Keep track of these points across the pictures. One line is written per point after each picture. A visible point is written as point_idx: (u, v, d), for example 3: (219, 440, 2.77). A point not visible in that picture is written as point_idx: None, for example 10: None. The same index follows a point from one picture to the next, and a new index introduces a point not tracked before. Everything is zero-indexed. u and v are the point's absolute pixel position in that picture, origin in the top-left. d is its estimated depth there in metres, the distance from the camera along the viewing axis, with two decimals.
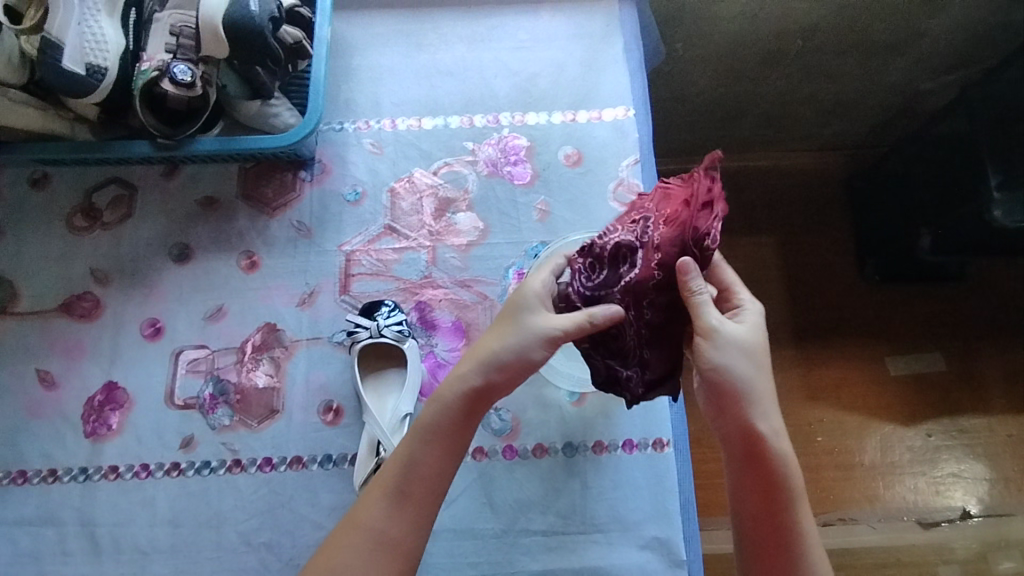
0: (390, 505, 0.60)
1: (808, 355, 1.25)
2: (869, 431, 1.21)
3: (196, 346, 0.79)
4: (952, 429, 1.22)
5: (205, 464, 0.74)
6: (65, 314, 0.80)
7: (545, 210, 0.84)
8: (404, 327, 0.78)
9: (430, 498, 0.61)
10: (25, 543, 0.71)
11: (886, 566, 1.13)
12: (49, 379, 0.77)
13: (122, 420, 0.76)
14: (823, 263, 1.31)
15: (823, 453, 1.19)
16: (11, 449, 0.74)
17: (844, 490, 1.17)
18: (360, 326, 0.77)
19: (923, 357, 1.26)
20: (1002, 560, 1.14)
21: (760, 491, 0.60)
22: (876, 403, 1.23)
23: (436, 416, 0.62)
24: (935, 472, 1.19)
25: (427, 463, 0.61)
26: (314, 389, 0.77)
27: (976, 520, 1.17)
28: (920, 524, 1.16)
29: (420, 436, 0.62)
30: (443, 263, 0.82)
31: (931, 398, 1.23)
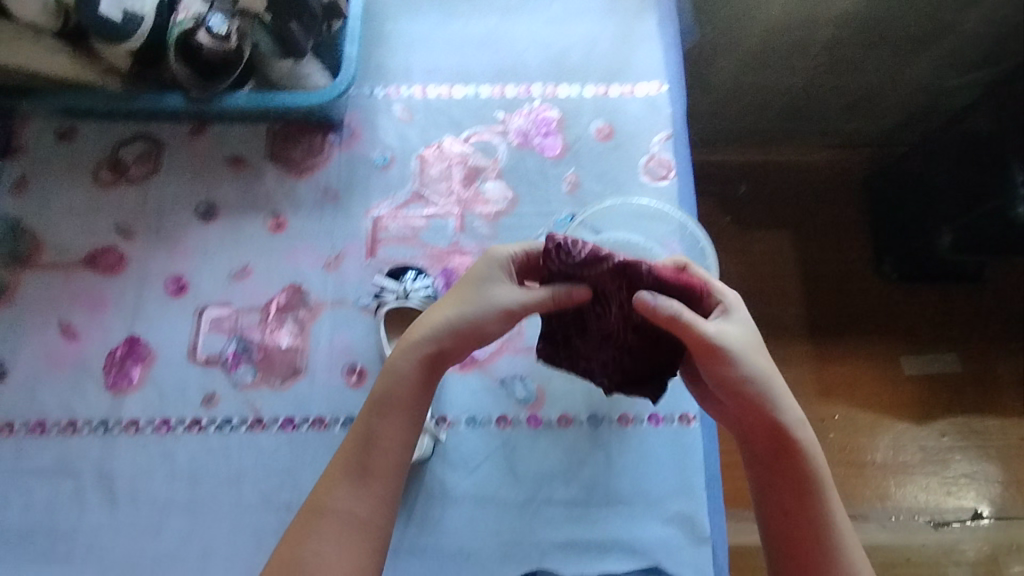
0: (346, 479, 0.59)
1: (823, 350, 1.25)
2: (882, 428, 1.20)
3: (219, 304, 0.78)
4: (965, 429, 1.21)
5: (226, 421, 0.73)
6: (88, 267, 0.79)
7: (575, 183, 0.83)
8: (431, 291, 0.78)
9: (389, 466, 0.60)
10: (42, 493, 0.70)
11: (896, 563, 1.12)
12: (70, 331, 0.76)
13: (143, 374, 0.75)
14: (840, 261, 1.31)
15: (836, 449, 1.18)
16: (29, 398, 0.73)
17: (856, 487, 1.16)
18: (387, 288, 0.78)
19: (937, 358, 1.25)
20: (1015, 563, 1.13)
21: (789, 489, 0.61)
22: (891, 400, 1.22)
23: (401, 394, 0.61)
24: (947, 472, 1.18)
25: (386, 432, 0.60)
26: (338, 352, 0.77)
27: (988, 522, 1.16)
28: (933, 524, 1.15)
29: (377, 408, 0.61)
30: (471, 231, 0.82)
31: (944, 399, 1.22)
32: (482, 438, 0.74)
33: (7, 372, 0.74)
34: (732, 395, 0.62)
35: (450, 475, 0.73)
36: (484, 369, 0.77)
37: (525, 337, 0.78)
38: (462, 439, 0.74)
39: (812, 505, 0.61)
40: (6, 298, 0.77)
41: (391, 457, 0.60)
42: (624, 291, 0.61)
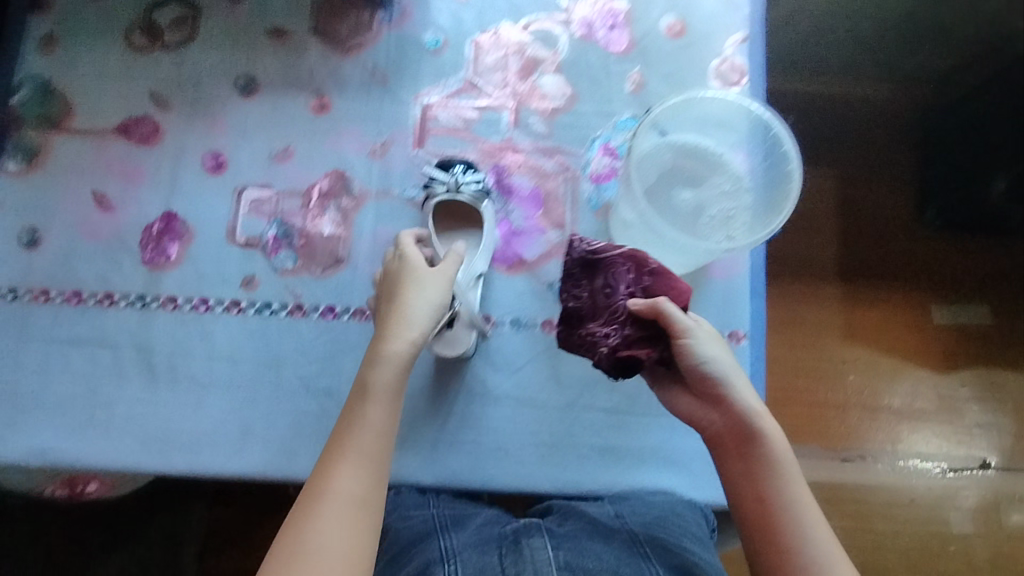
0: (338, 485, 0.49)
1: (853, 293, 1.09)
2: (902, 375, 1.06)
3: (259, 185, 0.75)
4: (986, 381, 1.07)
5: (266, 305, 0.72)
6: (122, 136, 0.75)
7: (639, 82, 0.78)
8: (484, 187, 0.72)
9: (383, 465, 0.51)
10: (80, 362, 0.69)
11: (895, 509, 1.03)
12: (104, 202, 0.73)
13: (181, 251, 0.73)
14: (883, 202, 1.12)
15: (852, 393, 1.06)
16: (65, 266, 0.72)
17: (861, 429, 1.05)
18: (436, 180, 0.72)
19: (972, 307, 1.08)
20: (1016, 512, 1.03)
21: (759, 481, 0.56)
22: (916, 347, 1.07)
23: (387, 383, 0.54)
24: (961, 422, 1.05)
25: (380, 431, 0.52)
26: (381, 244, 0.74)
27: (996, 473, 1.04)
28: (941, 471, 1.05)
29: (368, 405, 0.53)
30: (526, 127, 0.77)
31: (972, 349, 1.07)
32: (526, 341, 0.73)
33: (41, 239, 0.72)
34: (696, 382, 0.59)
35: (492, 375, 0.72)
36: (532, 271, 0.74)
37: None
38: (506, 341, 0.73)
39: (778, 505, 0.54)
40: (37, 163, 0.74)
41: (385, 458, 0.51)
42: (631, 273, 0.63)
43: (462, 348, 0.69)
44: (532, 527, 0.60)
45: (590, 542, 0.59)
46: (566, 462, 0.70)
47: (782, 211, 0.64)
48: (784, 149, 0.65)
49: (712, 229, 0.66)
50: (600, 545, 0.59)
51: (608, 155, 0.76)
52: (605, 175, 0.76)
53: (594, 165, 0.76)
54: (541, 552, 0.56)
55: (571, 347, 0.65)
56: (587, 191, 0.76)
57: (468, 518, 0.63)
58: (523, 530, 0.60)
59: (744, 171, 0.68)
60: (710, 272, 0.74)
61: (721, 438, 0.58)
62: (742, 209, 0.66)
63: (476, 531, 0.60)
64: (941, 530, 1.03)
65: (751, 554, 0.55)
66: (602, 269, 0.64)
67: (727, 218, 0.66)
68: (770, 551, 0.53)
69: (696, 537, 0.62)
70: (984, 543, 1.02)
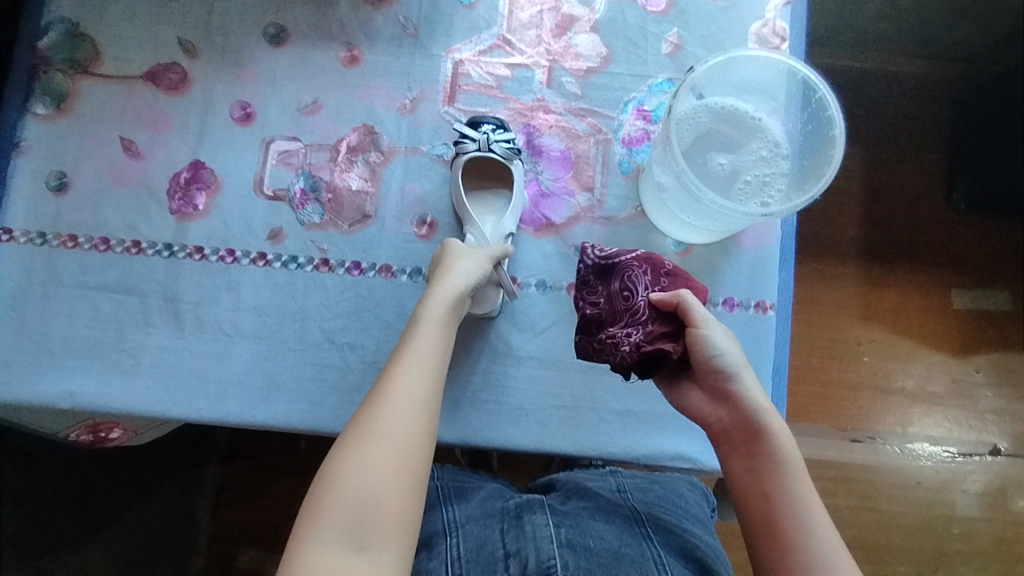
0: (376, 442, 0.50)
1: (873, 273, 1.05)
2: (917, 358, 1.04)
3: (287, 137, 0.74)
4: (1002, 366, 1.05)
5: (292, 259, 0.72)
6: (150, 83, 0.74)
7: (677, 44, 0.76)
8: (514, 145, 0.72)
9: (421, 429, 0.52)
10: (108, 308, 0.70)
11: (903, 495, 1.02)
12: (133, 149, 0.73)
13: (209, 201, 0.72)
14: (910, 182, 1.08)
15: (866, 373, 1.03)
16: (93, 212, 0.71)
17: (871, 410, 1.03)
18: (466, 138, 0.71)
19: (992, 294, 1.06)
20: (1020, 498, 1.02)
21: (766, 479, 0.55)
22: (933, 331, 1.05)
23: (435, 320, 0.59)
24: (974, 408, 1.04)
25: (417, 394, 0.53)
26: (408, 201, 0.73)
27: (1004, 458, 1.03)
28: (951, 455, 1.03)
29: (407, 369, 0.55)
30: (559, 87, 0.76)
31: (990, 336, 1.05)
32: (552, 303, 0.73)
33: (70, 184, 0.72)
34: (707, 376, 0.58)
35: (516, 336, 0.72)
36: (560, 234, 0.74)
37: (605, 207, 0.74)
38: (531, 303, 0.72)
39: (778, 503, 0.54)
40: (65, 107, 0.73)
41: (421, 422, 0.52)
42: (649, 275, 0.63)
43: (491, 306, 0.70)
44: (535, 503, 0.60)
45: (591, 520, 0.59)
46: (585, 424, 0.70)
47: (824, 173, 0.63)
48: (826, 114, 0.65)
49: (749, 192, 0.66)
50: (602, 524, 0.59)
51: (642, 119, 0.75)
52: (638, 139, 0.75)
53: (627, 128, 0.75)
54: (543, 529, 0.56)
55: (592, 356, 0.64)
56: (619, 155, 0.75)
57: (471, 488, 0.63)
58: (525, 504, 0.60)
59: (782, 135, 0.67)
60: (739, 240, 0.73)
61: (726, 432, 0.58)
62: (778, 175, 0.66)
63: (479, 504, 0.60)
64: (946, 513, 1.02)
65: (750, 549, 0.54)
66: (618, 273, 0.64)
67: (763, 183, 0.66)
68: (768, 547, 0.53)
69: (696, 517, 0.63)
70: (989, 527, 1.01)
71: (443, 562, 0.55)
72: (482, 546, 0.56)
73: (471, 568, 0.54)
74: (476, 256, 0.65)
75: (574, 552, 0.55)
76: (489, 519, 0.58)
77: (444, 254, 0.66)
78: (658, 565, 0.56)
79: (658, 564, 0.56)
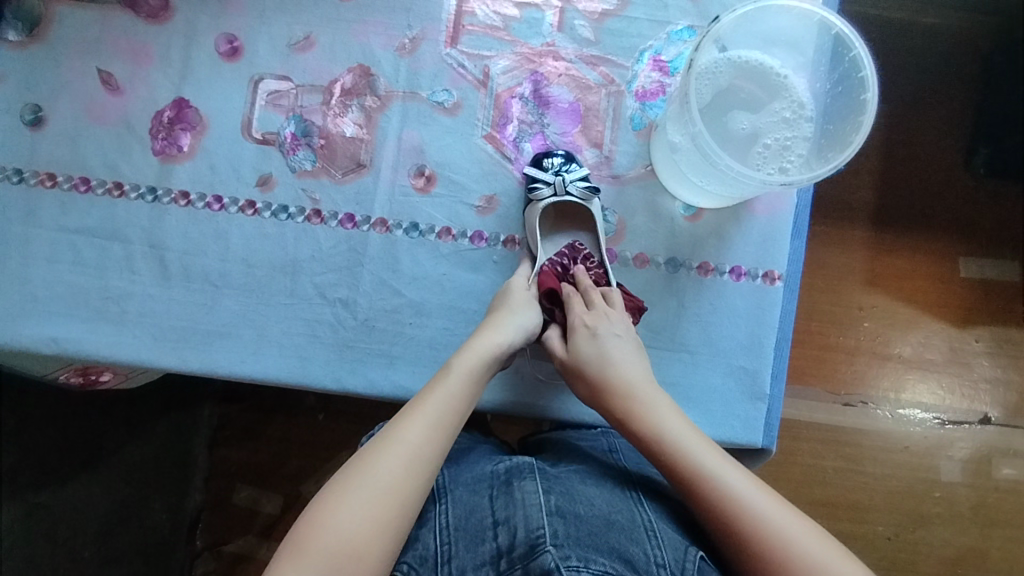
0: (355, 494, 0.49)
1: (880, 239, 0.99)
2: (916, 324, 0.99)
3: (278, 76, 0.69)
4: (1002, 337, 0.99)
5: (283, 209, 0.68)
6: (128, 11, 0.69)
7: None
8: (589, 183, 0.68)
9: (409, 492, 0.50)
10: (90, 253, 0.67)
11: (889, 465, 0.98)
12: (111, 82, 0.68)
13: (194, 143, 0.68)
14: (931, 142, 0.99)
15: (864, 339, 0.98)
16: (71, 150, 0.67)
17: (866, 372, 0.98)
18: (541, 182, 0.66)
19: (1001, 263, 1.00)
20: (1006, 466, 0.98)
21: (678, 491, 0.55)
22: (936, 300, 0.99)
23: (464, 377, 0.58)
24: (968, 377, 0.99)
25: (423, 451, 0.52)
26: (405, 151, 0.69)
27: (992, 428, 0.99)
28: (938, 422, 0.99)
29: (414, 419, 0.54)
30: (570, 31, 0.70)
31: (993, 305, 0.99)
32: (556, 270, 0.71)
33: (46, 118, 0.67)
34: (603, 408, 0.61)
35: None
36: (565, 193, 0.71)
37: (614, 165, 0.70)
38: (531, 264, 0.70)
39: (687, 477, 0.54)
40: (38, 32, 0.68)
41: (405, 484, 0.50)
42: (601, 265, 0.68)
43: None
44: (524, 467, 0.59)
45: (582, 485, 0.58)
46: None
47: (852, 143, 0.60)
48: (860, 75, 0.60)
49: (768, 158, 0.62)
50: (593, 489, 0.58)
51: (657, 70, 0.70)
52: (652, 92, 0.70)
53: (641, 79, 0.70)
54: (533, 496, 0.55)
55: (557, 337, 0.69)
56: (630, 109, 0.70)
57: (463, 453, 0.63)
58: (515, 469, 0.58)
59: (807, 95, 0.63)
60: (752, 205, 0.70)
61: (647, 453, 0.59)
62: (800, 139, 0.62)
63: (469, 469, 0.60)
64: (930, 477, 0.98)
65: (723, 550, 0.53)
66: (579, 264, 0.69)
67: (783, 147, 0.62)
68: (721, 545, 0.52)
69: None
70: (970, 493, 0.97)
71: (433, 530, 0.55)
72: (470, 514, 0.55)
73: (459, 537, 0.54)
74: (529, 307, 0.64)
75: (564, 520, 0.53)
76: (478, 485, 0.58)
77: (507, 296, 0.64)
78: (648, 531, 0.54)
79: (648, 530, 0.54)
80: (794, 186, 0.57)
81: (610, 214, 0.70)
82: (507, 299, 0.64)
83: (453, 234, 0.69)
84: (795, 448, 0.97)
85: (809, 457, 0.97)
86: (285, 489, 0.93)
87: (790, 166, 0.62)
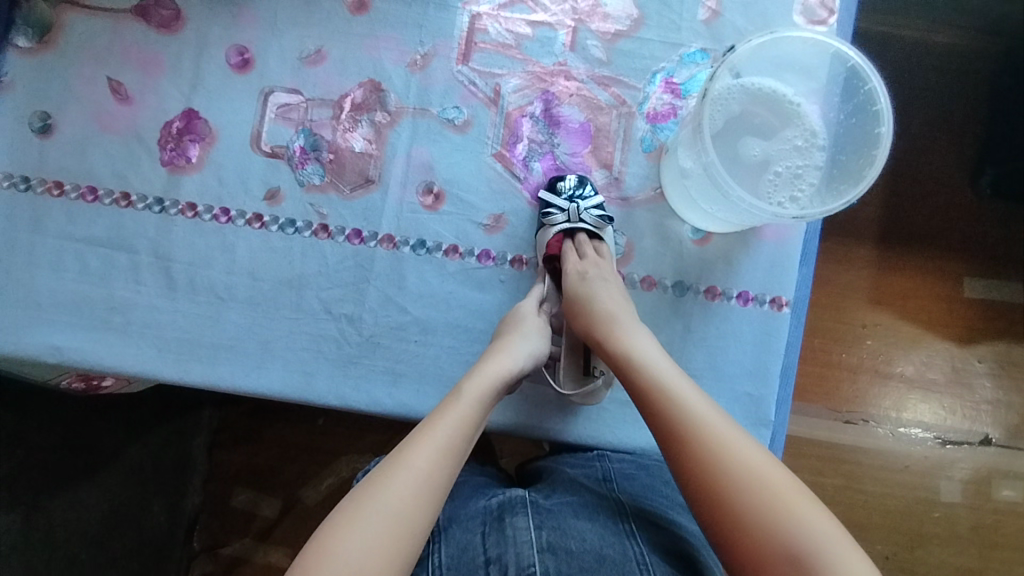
0: (364, 520, 0.49)
1: (887, 259, 0.98)
2: (920, 345, 0.98)
3: (288, 89, 0.69)
4: (1005, 358, 0.99)
5: (290, 223, 0.68)
6: (140, 20, 0.68)
7: (714, 11, 0.70)
8: (604, 211, 0.68)
9: (419, 517, 0.50)
10: (96, 263, 0.66)
11: (889, 483, 0.97)
12: (121, 92, 0.68)
13: (202, 155, 0.68)
14: (942, 164, 0.98)
15: (867, 358, 0.98)
16: (79, 159, 0.67)
17: (868, 390, 0.98)
18: (556, 207, 0.67)
19: (1007, 285, 0.99)
20: (1005, 487, 0.98)
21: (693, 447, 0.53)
22: (941, 320, 0.98)
23: (473, 401, 0.58)
24: (970, 398, 0.99)
25: (433, 476, 0.52)
26: (414, 167, 0.69)
27: (993, 449, 0.98)
28: (938, 442, 0.98)
29: (425, 444, 0.54)
30: (583, 51, 0.70)
31: (997, 326, 0.99)
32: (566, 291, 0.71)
33: (55, 127, 0.67)
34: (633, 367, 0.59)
35: None
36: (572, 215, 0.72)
37: (623, 187, 0.70)
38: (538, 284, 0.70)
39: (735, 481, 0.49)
40: (49, 40, 0.67)
41: (415, 510, 0.50)
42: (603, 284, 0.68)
43: (602, 393, 0.68)
44: (518, 501, 0.59)
45: (574, 519, 0.58)
46: (586, 412, 0.69)
47: (866, 174, 0.59)
48: (874, 107, 0.59)
49: (782, 186, 0.62)
50: (585, 522, 0.58)
51: (669, 92, 0.70)
52: (664, 114, 0.70)
53: (652, 101, 0.70)
54: (523, 533, 0.55)
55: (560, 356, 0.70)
56: (641, 131, 0.70)
57: (457, 486, 0.63)
58: (507, 503, 0.59)
59: (819, 124, 0.63)
60: (761, 230, 0.70)
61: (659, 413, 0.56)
62: (812, 168, 0.62)
63: (462, 505, 0.60)
64: (929, 497, 0.97)
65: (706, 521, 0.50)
66: None
67: (794, 175, 0.62)
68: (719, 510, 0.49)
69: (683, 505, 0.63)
70: (970, 513, 0.97)
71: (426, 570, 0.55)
72: (463, 551, 0.55)
73: None
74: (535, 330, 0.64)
75: (555, 556, 0.53)
76: (472, 521, 0.58)
77: (512, 321, 0.65)
78: (641, 565, 0.54)
79: (641, 564, 0.54)
80: (805, 219, 0.57)
81: (619, 237, 0.70)
82: (512, 324, 0.65)
83: (459, 253, 0.69)
84: (795, 465, 0.97)
85: (809, 474, 0.96)
86: (284, 492, 0.93)
87: (803, 194, 0.62)
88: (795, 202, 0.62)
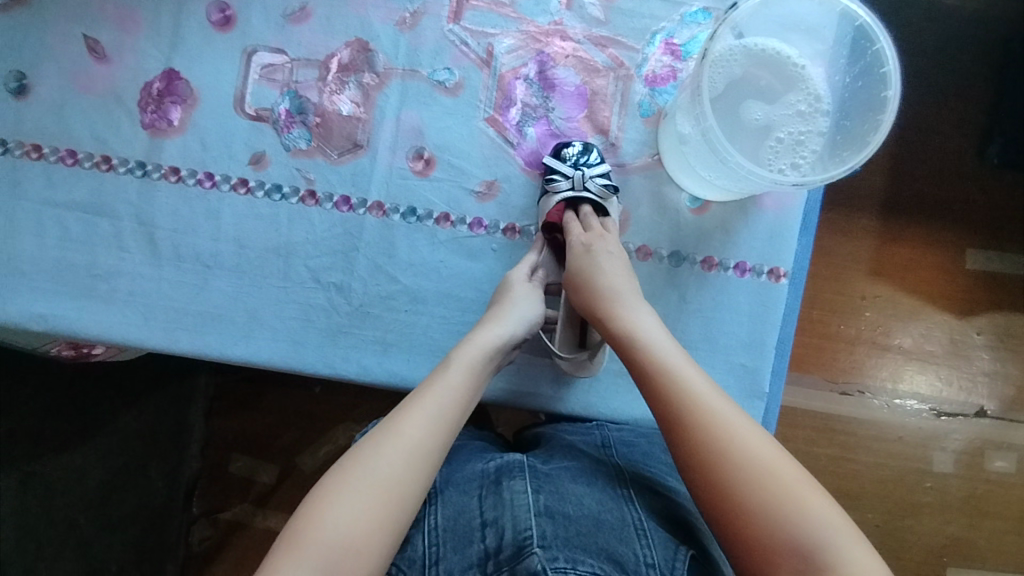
0: (351, 488, 0.48)
1: (890, 228, 0.96)
2: (919, 316, 0.97)
3: (272, 49, 0.66)
4: (1003, 330, 0.98)
5: (276, 189, 0.66)
6: None
7: None
8: (609, 180, 0.66)
9: (409, 483, 0.50)
10: (77, 229, 0.65)
11: (882, 453, 0.97)
12: (98, 50, 0.65)
13: (184, 117, 0.66)
14: (951, 132, 0.96)
15: (865, 329, 0.97)
16: (57, 120, 0.65)
17: (865, 361, 0.97)
18: (560, 174, 0.65)
19: (1011, 257, 0.97)
20: (998, 458, 0.98)
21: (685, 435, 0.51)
22: (942, 291, 0.97)
23: (462, 373, 0.57)
24: (968, 370, 0.98)
25: (424, 443, 0.52)
26: (404, 132, 0.67)
27: (988, 420, 0.98)
28: (933, 413, 0.98)
29: (415, 413, 0.53)
30: (579, 10, 0.67)
31: (999, 298, 0.97)
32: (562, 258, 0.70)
33: (31, 86, 0.65)
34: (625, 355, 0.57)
35: None
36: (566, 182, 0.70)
37: (620, 152, 0.68)
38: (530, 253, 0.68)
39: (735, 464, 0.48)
40: None
41: (405, 477, 0.50)
42: None
43: (596, 366, 0.67)
44: (515, 466, 0.58)
45: (571, 483, 0.58)
46: (579, 383, 0.68)
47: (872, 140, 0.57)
48: (881, 71, 0.57)
49: (782, 153, 0.60)
50: (582, 487, 0.58)
51: (669, 54, 0.67)
52: (663, 77, 0.67)
53: (652, 63, 0.67)
54: (521, 496, 0.55)
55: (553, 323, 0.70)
56: (639, 94, 0.68)
57: (455, 450, 0.63)
58: (505, 467, 0.58)
59: (824, 87, 0.60)
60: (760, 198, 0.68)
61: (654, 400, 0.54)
62: (815, 134, 0.60)
63: (460, 468, 0.60)
64: (921, 466, 0.98)
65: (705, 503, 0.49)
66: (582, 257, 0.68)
67: (796, 142, 0.60)
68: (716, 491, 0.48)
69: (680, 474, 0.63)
70: (961, 483, 0.97)
71: (421, 531, 0.55)
72: (460, 514, 0.55)
73: (449, 537, 0.54)
74: (528, 301, 0.63)
75: (552, 520, 0.53)
76: (470, 485, 0.58)
77: (503, 291, 0.63)
78: (639, 531, 0.54)
79: (639, 529, 0.54)
80: (806, 185, 0.55)
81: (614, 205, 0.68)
82: (503, 296, 0.63)
83: (451, 221, 0.67)
84: (788, 435, 0.97)
85: (803, 443, 0.96)
86: (280, 459, 0.94)
87: (803, 160, 0.60)
88: (796, 168, 0.60)
